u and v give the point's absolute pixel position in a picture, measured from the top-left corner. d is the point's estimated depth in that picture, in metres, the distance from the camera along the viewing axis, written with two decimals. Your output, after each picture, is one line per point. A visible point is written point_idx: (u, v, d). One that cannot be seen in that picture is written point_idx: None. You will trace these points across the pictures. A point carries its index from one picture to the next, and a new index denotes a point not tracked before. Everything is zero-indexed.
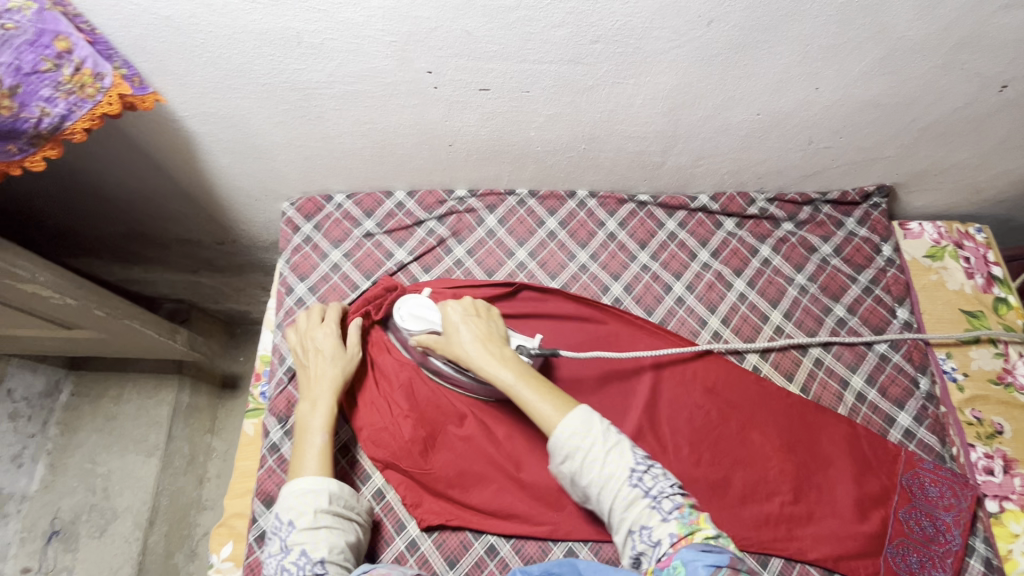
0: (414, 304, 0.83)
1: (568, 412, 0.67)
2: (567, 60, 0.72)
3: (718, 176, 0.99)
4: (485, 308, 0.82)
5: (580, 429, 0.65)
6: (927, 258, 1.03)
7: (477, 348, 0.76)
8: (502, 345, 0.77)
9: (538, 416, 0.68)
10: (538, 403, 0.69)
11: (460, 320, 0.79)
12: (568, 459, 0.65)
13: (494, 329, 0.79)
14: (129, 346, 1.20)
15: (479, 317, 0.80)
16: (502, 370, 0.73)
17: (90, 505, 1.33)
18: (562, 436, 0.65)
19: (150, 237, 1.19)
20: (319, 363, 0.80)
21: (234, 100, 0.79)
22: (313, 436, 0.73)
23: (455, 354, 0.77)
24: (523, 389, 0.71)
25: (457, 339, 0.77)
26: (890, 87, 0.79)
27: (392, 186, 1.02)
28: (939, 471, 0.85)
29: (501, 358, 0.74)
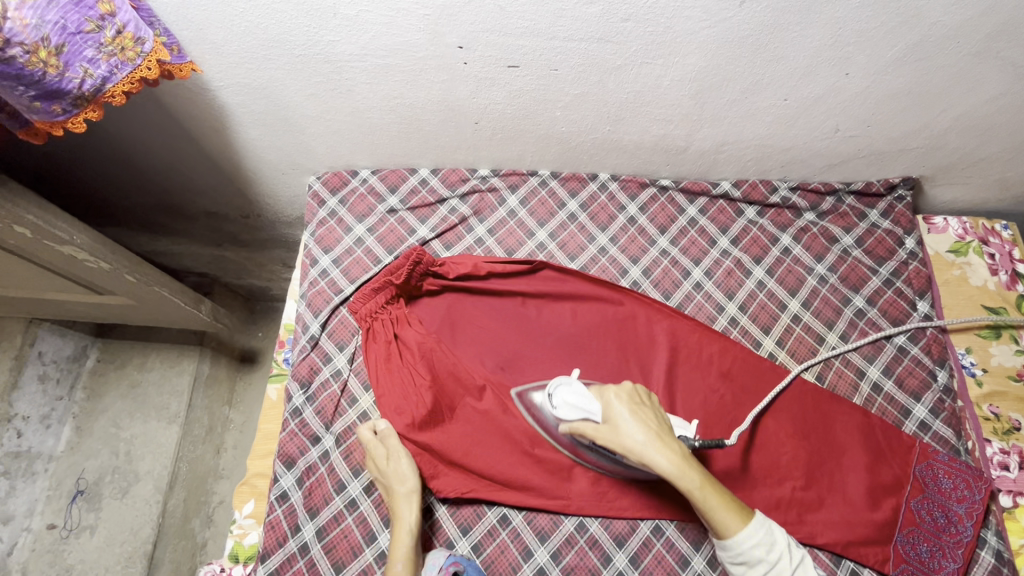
0: (566, 390, 0.79)
1: (748, 519, 0.67)
2: (597, 38, 0.72)
3: (741, 163, 0.99)
4: (645, 394, 0.77)
5: (762, 540, 0.66)
6: (950, 253, 1.02)
7: (652, 444, 0.70)
8: (675, 439, 0.72)
9: (718, 523, 0.67)
10: (721, 509, 0.67)
11: (627, 409, 0.74)
12: (747, 565, 0.67)
13: (661, 420, 0.74)
14: (155, 313, 1.23)
15: (645, 408, 0.75)
16: (680, 470, 0.68)
17: (113, 467, 1.37)
18: (744, 544, 0.66)
19: (178, 208, 1.22)
20: (388, 483, 0.79)
21: (268, 71, 0.80)
22: (398, 563, 0.72)
23: (624, 449, 0.72)
24: (707, 492, 0.67)
25: (631, 434, 0.72)
26: (921, 75, 0.79)
27: (416, 164, 1.04)
28: (953, 463, 0.85)
29: (681, 456, 0.70)
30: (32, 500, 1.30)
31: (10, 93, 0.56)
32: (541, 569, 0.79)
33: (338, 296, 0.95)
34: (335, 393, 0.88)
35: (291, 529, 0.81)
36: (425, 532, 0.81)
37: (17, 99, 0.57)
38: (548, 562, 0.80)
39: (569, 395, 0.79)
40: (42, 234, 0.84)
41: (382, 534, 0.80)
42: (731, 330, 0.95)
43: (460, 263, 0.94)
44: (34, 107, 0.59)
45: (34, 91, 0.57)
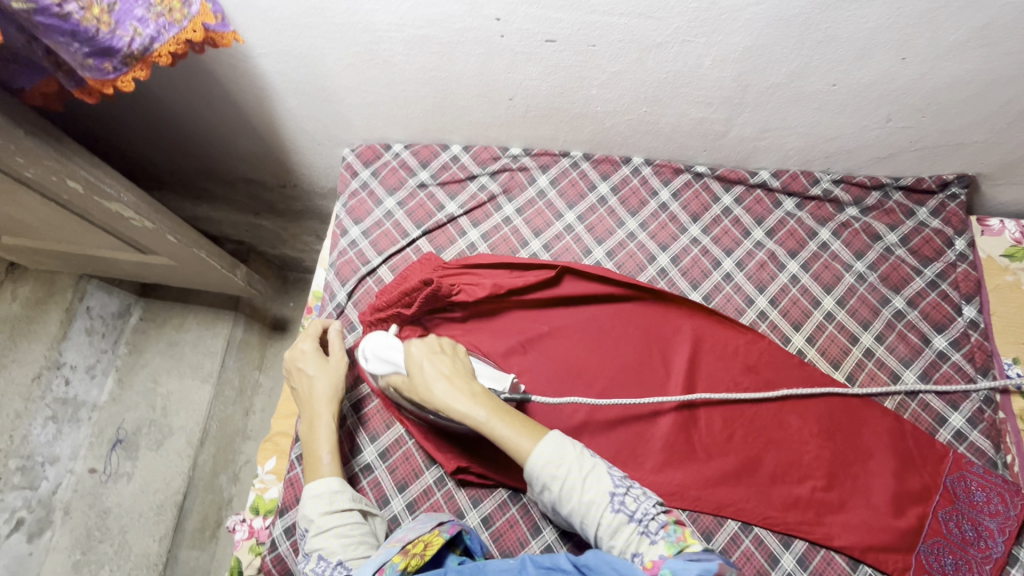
0: (375, 347, 0.82)
1: (540, 439, 0.63)
2: (638, 13, 0.70)
3: (783, 152, 0.95)
4: (449, 345, 0.78)
5: (552, 457, 0.62)
6: (1004, 258, 0.97)
7: (440, 384, 0.71)
8: (467, 379, 0.72)
9: (509, 448, 0.64)
10: (510, 434, 0.64)
11: (422, 358, 0.75)
12: (546, 490, 0.62)
13: (460, 365, 0.75)
14: (194, 274, 1.28)
15: (444, 354, 0.76)
16: (466, 404, 0.68)
17: (150, 420, 1.44)
18: (536, 463, 0.62)
19: (219, 174, 1.26)
20: (309, 381, 0.81)
21: (309, 39, 0.82)
22: (325, 454, 0.75)
23: (422, 393, 0.73)
24: (495, 424, 0.65)
25: (421, 377, 0.73)
26: (985, 64, 0.74)
27: (449, 140, 1.04)
28: (988, 476, 0.81)
29: (471, 394, 0.69)
30: (76, 445, 1.37)
31: (65, 48, 0.59)
32: (549, 547, 0.80)
33: (365, 267, 0.97)
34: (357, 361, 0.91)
35: None
36: (438, 500, 0.83)
37: (71, 55, 0.59)
38: (555, 541, 0.80)
39: (378, 352, 0.81)
40: (92, 190, 0.88)
41: (395, 498, 0.83)
42: (759, 324, 0.93)
43: (476, 274, 0.91)
44: (87, 65, 0.61)
45: (87, 48, 0.59)
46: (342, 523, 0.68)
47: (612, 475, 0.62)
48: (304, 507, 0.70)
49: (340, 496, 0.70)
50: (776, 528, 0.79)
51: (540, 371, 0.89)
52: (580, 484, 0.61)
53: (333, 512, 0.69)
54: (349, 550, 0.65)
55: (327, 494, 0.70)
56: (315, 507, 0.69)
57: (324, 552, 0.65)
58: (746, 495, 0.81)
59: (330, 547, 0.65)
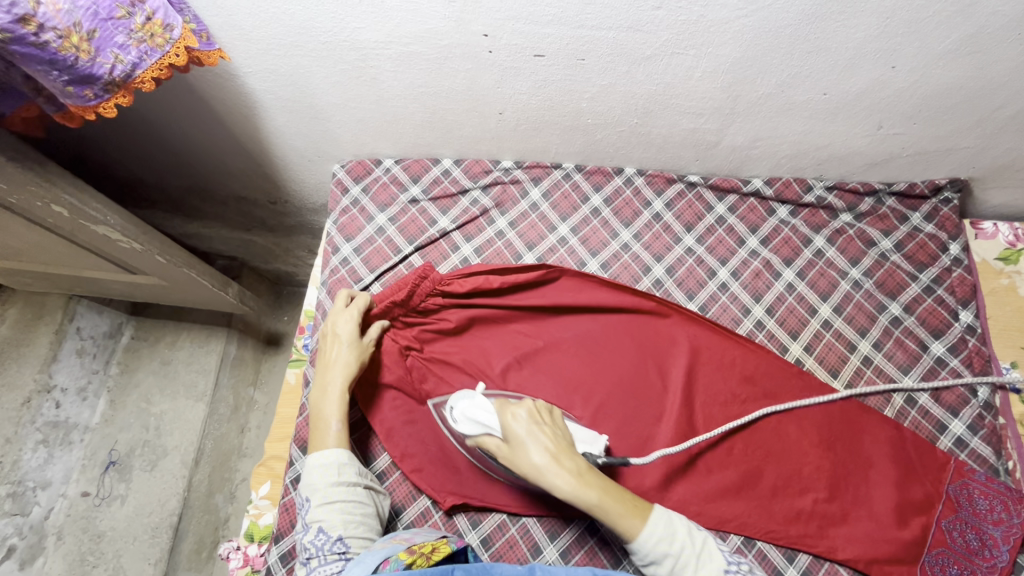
0: (468, 407, 0.73)
1: (648, 520, 0.63)
2: (626, 27, 0.70)
3: (775, 160, 0.95)
4: (546, 410, 0.71)
5: (664, 536, 0.63)
6: (998, 261, 0.97)
7: (550, 466, 0.64)
8: (573, 453, 0.66)
9: (621, 531, 0.63)
10: (621, 517, 0.63)
11: (523, 428, 0.67)
12: (654, 564, 0.63)
13: (563, 437, 0.68)
14: (186, 293, 1.26)
15: (545, 424, 0.68)
16: (580, 491, 0.62)
17: (143, 441, 1.42)
18: (651, 542, 0.62)
19: (209, 192, 1.25)
20: (339, 348, 0.79)
21: (296, 58, 0.81)
22: (332, 424, 0.74)
23: (523, 470, 0.66)
24: (606, 506, 0.62)
25: (526, 457, 0.65)
26: (974, 70, 0.74)
27: (439, 154, 1.03)
28: (991, 484, 0.80)
29: (577, 472, 0.63)
30: (68, 468, 1.34)
31: (44, 77, 0.57)
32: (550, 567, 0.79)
33: (358, 285, 0.95)
34: None
35: None
36: (437, 522, 0.81)
37: (51, 83, 0.58)
38: (556, 561, 0.79)
39: (471, 412, 0.73)
40: (77, 214, 0.86)
41: (392, 521, 0.81)
42: (756, 334, 0.92)
43: (471, 279, 0.89)
44: (67, 92, 0.59)
45: (67, 76, 0.58)
46: (347, 499, 0.69)
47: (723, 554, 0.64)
48: (309, 475, 0.71)
49: (347, 470, 0.72)
50: (780, 542, 0.78)
51: (535, 386, 0.88)
52: (695, 562, 0.62)
53: (339, 485, 0.70)
54: (348, 529, 0.67)
55: (334, 465, 0.71)
56: (323, 477, 0.70)
57: (325, 525, 0.67)
58: (748, 510, 0.80)
59: (332, 521, 0.67)
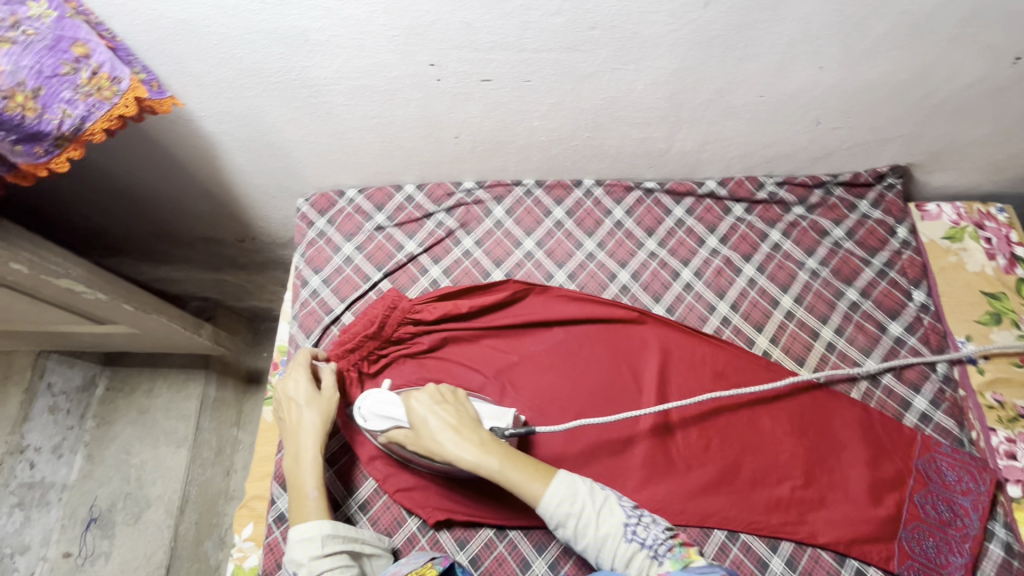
0: (372, 403, 0.79)
1: (550, 481, 0.66)
2: (565, 48, 0.73)
3: (725, 161, 0.99)
4: (451, 391, 0.78)
5: (566, 495, 0.65)
6: (945, 240, 1.01)
7: (448, 442, 0.71)
8: (475, 427, 0.73)
9: (527, 495, 0.66)
10: (524, 480, 0.66)
11: (424, 411, 0.74)
12: (562, 527, 0.65)
13: (466, 413, 0.75)
14: (158, 339, 1.25)
15: (448, 404, 0.76)
16: (477, 456, 0.69)
17: (126, 493, 1.39)
18: (552, 504, 0.65)
19: (175, 235, 1.25)
20: (298, 410, 0.79)
21: (249, 98, 0.82)
22: (309, 491, 0.74)
23: (429, 450, 0.73)
24: (508, 473, 0.67)
25: (427, 431, 0.73)
26: (897, 64, 0.78)
27: (401, 180, 1.05)
28: (956, 454, 0.83)
29: (479, 443, 0.70)
30: (47, 529, 1.31)
31: None
32: None
33: (328, 316, 0.95)
34: None
35: None
36: (424, 547, 0.81)
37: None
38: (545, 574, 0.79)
39: (376, 408, 0.78)
40: (38, 268, 0.86)
41: None
42: (723, 330, 0.94)
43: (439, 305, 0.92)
44: (16, 150, 0.61)
45: (14, 135, 0.59)
46: (333, 567, 0.68)
47: (621, 506, 0.67)
48: (292, 551, 0.69)
49: (330, 539, 0.70)
50: (763, 533, 0.80)
51: (512, 400, 0.89)
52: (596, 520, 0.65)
53: (325, 557, 0.69)
54: None
55: (317, 538, 0.70)
56: (305, 552, 0.69)
57: None
58: (729, 503, 0.81)
59: None
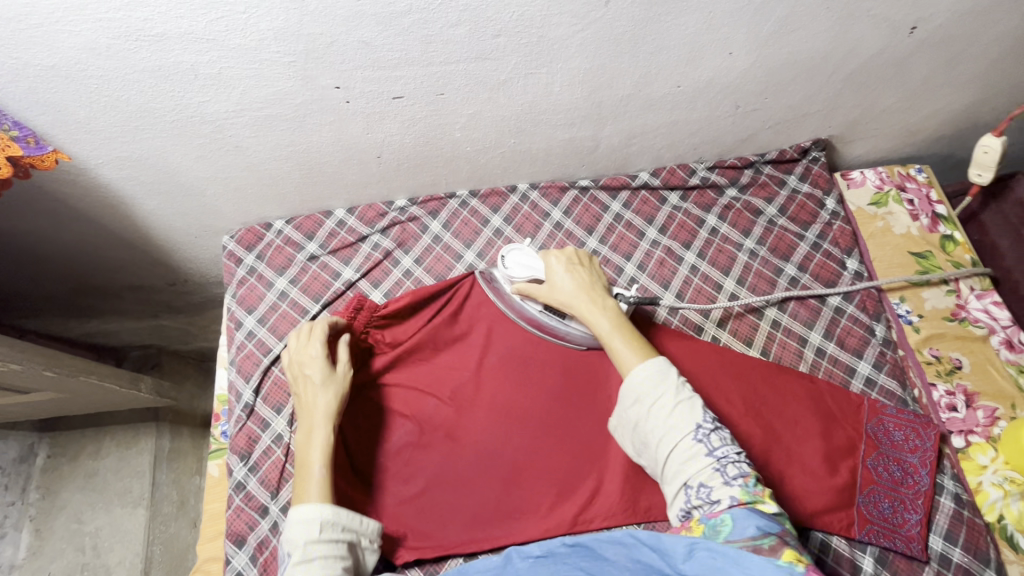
0: (516, 254, 0.86)
1: (645, 358, 0.71)
2: (473, 57, 0.70)
3: (655, 152, 0.99)
4: (588, 258, 0.85)
5: (653, 376, 0.69)
6: (871, 206, 1.04)
7: (582, 298, 0.79)
8: (605, 294, 0.80)
9: (621, 363, 0.72)
10: (622, 348, 0.73)
11: (562, 268, 0.83)
12: (636, 404, 0.69)
13: (597, 280, 0.82)
14: (94, 400, 1.17)
15: (580, 267, 0.83)
16: (602, 316, 0.77)
17: (82, 564, 1.31)
18: (635, 376, 0.69)
19: (98, 288, 1.17)
20: (313, 388, 0.74)
21: (148, 140, 0.77)
22: (315, 467, 0.69)
23: (559, 301, 0.81)
24: (614, 337, 0.74)
25: (562, 287, 0.81)
26: (802, 44, 0.79)
27: (331, 206, 1.01)
28: (902, 415, 0.86)
29: (604, 308, 0.78)
30: None
31: None
32: None
33: (267, 357, 0.90)
34: (279, 459, 0.84)
35: None
36: None
37: None
38: None
39: (520, 260, 0.86)
40: None
41: None
42: (671, 320, 0.95)
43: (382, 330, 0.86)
44: None
45: None
46: (326, 556, 0.63)
47: (703, 411, 0.67)
48: (288, 531, 0.65)
49: (330, 526, 0.66)
50: None
51: (470, 418, 0.86)
52: (671, 407, 0.66)
53: (318, 542, 0.64)
54: None
55: (316, 520, 0.65)
56: (299, 534, 0.64)
57: None
58: None
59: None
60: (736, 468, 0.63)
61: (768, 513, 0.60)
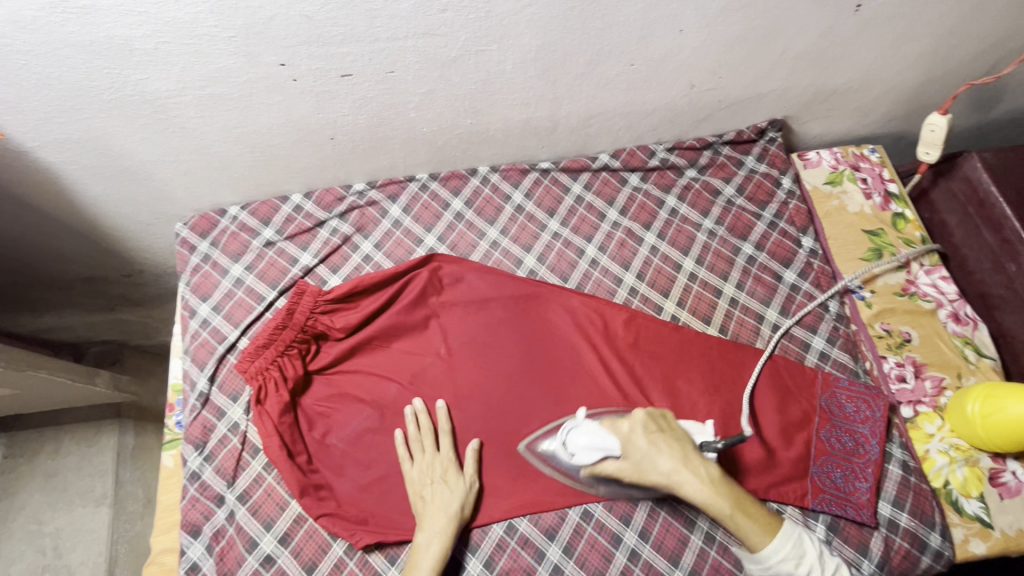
0: (576, 435, 0.79)
1: (773, 537, 0.72)
2: (421, 33, 0.70)
3: (614, 133, 0.99)
4: (663, 417, 0.79)
5: (789, 554, 0.71)
6: (827, 185, 1.06)
7: (680, 472, 0.74)
8: (699, 456, 0.75)
9: (751, 543, 0.72)
10: (752, 532, 0.71)
11: (642, 439, 0.77)
12: (777, 573, 0.72)
13: (685, 444, 0.76)
14: (46, 396, 1.14)
15: (666, 435, 0.77)
16: (707, 492, 0.72)
17: (43, 566, 1.27)
18: (771, 558, 0.71)
19: (48, 281, 1.13)
20: (443, 496, 0.78)
21: (86, 121, 0.74)
22: None
23: (658, 483, 0.75)
24: (736, 514, 0.72)
25: (662, 470, 0.74)
26: (751, 21, 0.79)
27: (287, 190, 0.98)
28: (853, 387, 0.88)
29: (711, 481, 0.73)
30: None
31: None
32: None
33: (222, 345, 0.89)
34: (235, 447, 0.82)
35: None
36: (353, 570, 0.77)
37: None
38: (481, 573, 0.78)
39: (585, 440, 0.78)
40: None
41: None
42: (632, 301, 0.95)
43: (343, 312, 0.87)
44: None
45: None
46: None
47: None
48: None
49: None
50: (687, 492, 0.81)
51: (432, 400, 0.86)
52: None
53: None
54: None
55: None
56: None
57: None
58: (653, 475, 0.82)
59: None
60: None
61: None
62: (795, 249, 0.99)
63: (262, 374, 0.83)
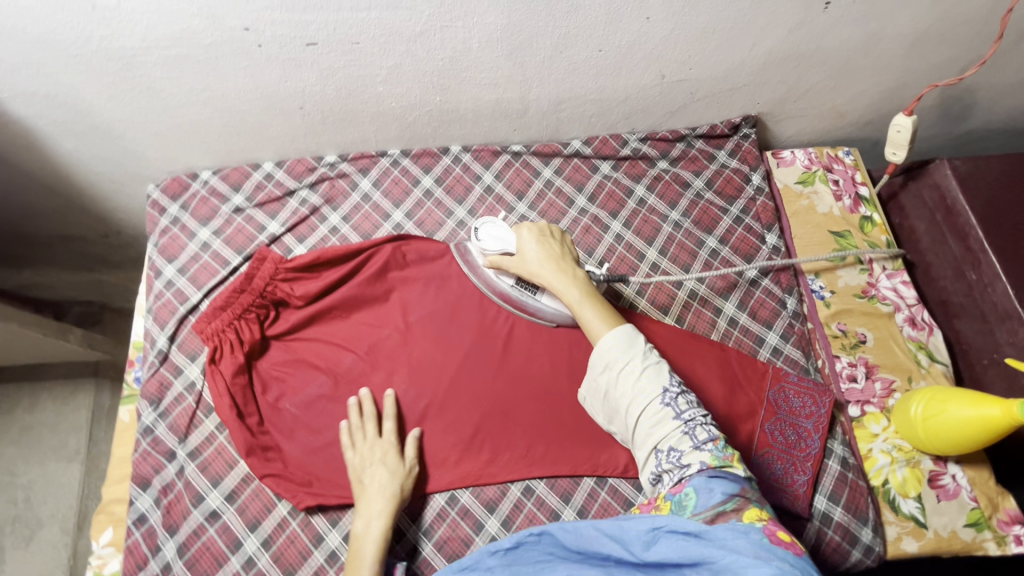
0: (491, 228, 0.85)
1: (612, 328, 0.70)
2: (384, 5, 0.71)
3: (586, 120, 1.00)
4: (556, 230, 0.85)
5: (620, 345, 0.67)
6: (798, 185, 1.06)
7: (550, 267, 0.79)
8: (575, 265, 0.80)
9: (591, 332, 0.72)
10: (594, 318, 0.72)
11: (533, 240, 0.82)
12: (606, 370, 0.67)
13: (567, 251, 0.82)
14: (19, 349, 1.15)
15: (552, 240, 0.83)
16: (572, 285, 0.77)
17: (13, 516, 1.30)
18: (603, 346, 0.68)
19: (26, 236, 1.15)
20: (380, 478, 0.77)
21: (53, 75, 0.75)
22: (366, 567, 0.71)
23: (533, 274, 0.81)
24: (589, 306, 0.74)
25: (535, 259, 0.80)
26: (719, 12, 0.80)
27: (259, 158, 0.99)
28: (802, 382, 0.89)
29: (575, 277, 0.78)
30: None
31: None
32: (413, 548, 0.80)
33: (183, 306, 0.90)
34: (189, 406, 0.84)
35: (150, 551, 0.78)
36: (295, 530, 0.79)
37: None
38: (420, 540, 0.80)
39: (492, 233, 0.85)
40: None
41: (247, 540, 0.78)
42: None
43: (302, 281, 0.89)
44: None
45: None
46: None
47: (671, 375, 0.66)
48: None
49: None
50: (627, 475, 0.84)
51: (384, 371, 0.87)
52: (639, 372, 0.65)
53: None
54: None
55: None
56: None
57: None
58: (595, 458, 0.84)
59: None
60: (705, 432, 0.62)
61: (735, 476, 0.60)
62: (758, 245, 1.00)
63: (218, 335, 0.85)
